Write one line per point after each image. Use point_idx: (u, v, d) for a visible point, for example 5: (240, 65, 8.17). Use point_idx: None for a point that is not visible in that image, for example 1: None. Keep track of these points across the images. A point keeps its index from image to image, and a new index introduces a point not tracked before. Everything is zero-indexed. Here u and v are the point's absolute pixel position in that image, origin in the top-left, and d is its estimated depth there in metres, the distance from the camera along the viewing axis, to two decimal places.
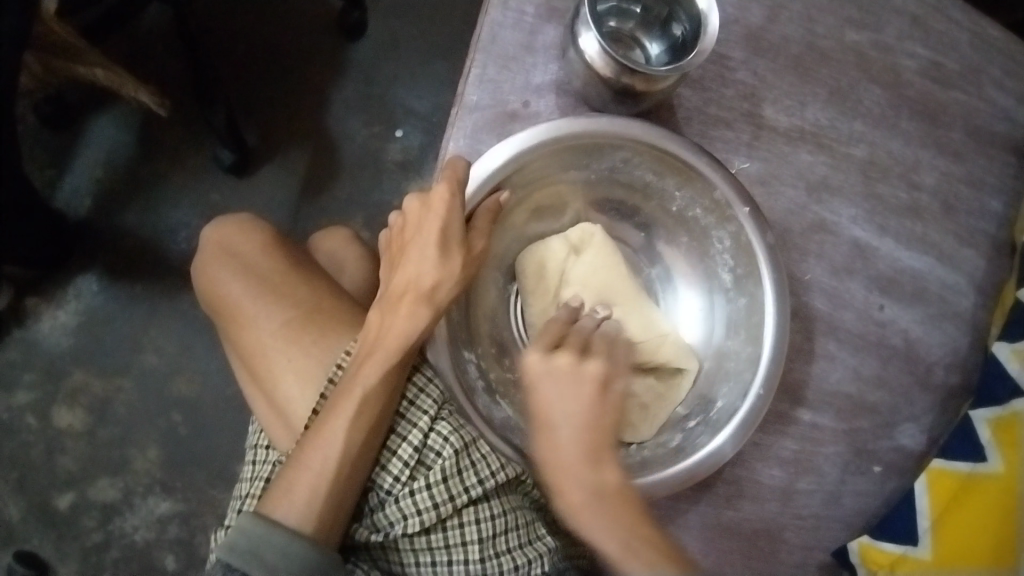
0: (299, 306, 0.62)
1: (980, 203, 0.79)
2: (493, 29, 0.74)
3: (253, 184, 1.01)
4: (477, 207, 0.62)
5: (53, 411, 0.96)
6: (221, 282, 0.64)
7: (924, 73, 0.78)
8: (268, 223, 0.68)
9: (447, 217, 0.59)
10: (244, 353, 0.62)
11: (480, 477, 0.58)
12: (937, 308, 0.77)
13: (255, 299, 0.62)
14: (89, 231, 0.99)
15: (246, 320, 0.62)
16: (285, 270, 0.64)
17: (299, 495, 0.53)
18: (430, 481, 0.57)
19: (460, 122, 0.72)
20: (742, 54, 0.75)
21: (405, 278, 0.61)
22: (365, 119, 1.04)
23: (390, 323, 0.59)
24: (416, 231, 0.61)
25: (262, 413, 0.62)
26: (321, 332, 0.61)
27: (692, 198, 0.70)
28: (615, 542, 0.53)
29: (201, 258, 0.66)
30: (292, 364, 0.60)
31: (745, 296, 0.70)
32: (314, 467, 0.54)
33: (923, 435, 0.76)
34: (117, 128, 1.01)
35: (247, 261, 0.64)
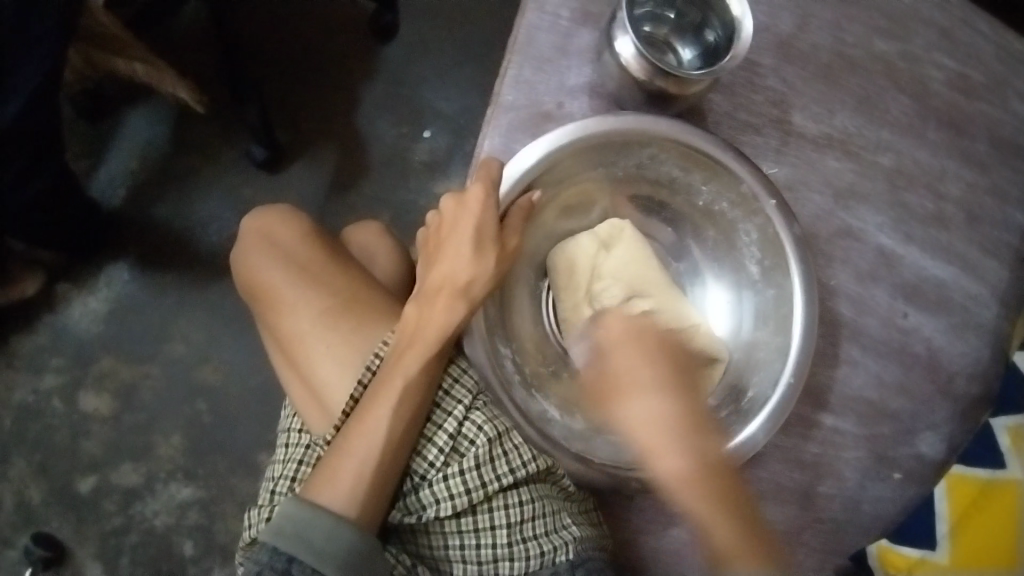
0: (337, 295, 0.63)
1: (1004, 214, 0.79)
2: (529, 32, 0.76)
3: (283, 179, 1.03)
4: (511, 206, 0.63)
5: (80, 395, 0.97)
6: (261, 271, 0.65)
7: (952, 85, 0.79)
8: (306, 214, 0.69)
9: (483, 215, 0.61)
10: (282, 339, 0.63)
11: (511, 466, 0.59)
12: (960, 317, 0.78)
13: (295, 286, 0.64)
14: (123, 220, 1.01)
15: (285, 307, 0.63)
16: (323, 260, 0.66)
17: (341, 481, 0.55)
18: (464, 467, 0.57)
19: (495, 121, 0.74)
20: (772, 61, 0.76)
21: (441, 273, 0.62)
22: (394, 118, 1.06)
23: (427, 316, 0.60)
24: (453, 228, 0.63)
25: (297, 398, 0.63)
26: (359, 321, 0.63)
27: (717, 192, 0.71)
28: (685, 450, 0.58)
29: (241, 248, 0.68)
30: (330, 351, 0.61)
31: (774, 286, 0.71)
32: (355, 454, 0.55)
33: (943, 443, 0.76)
34: (153, 121, 1.03)
35: (287, 251, 0.66)
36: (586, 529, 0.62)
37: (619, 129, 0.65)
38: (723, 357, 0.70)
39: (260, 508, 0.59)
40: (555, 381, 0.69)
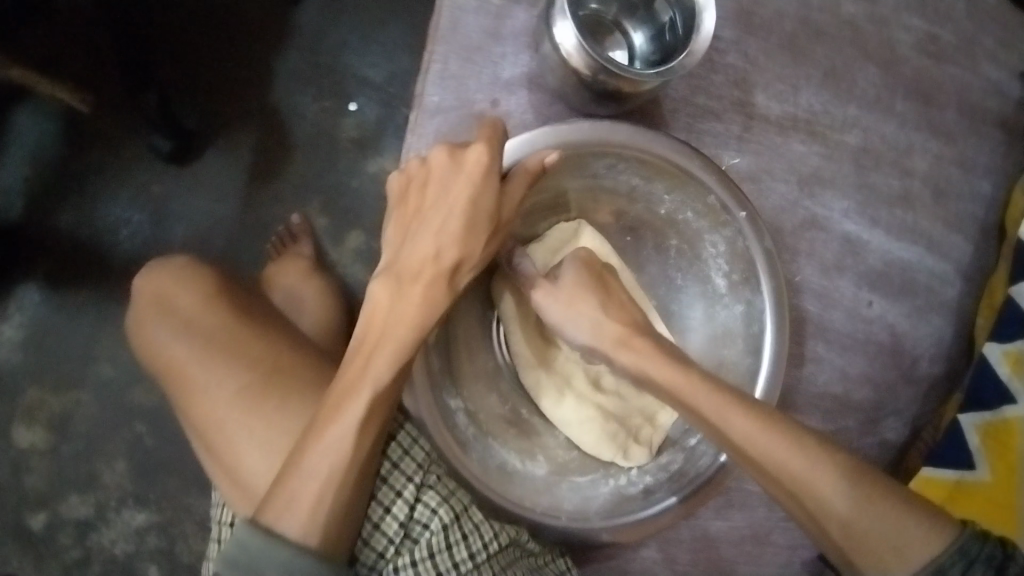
0: (253, 368, 0.60)
1: (968, 185, 0.74)
2: (453, 14, 0.68)
3: (196, 173, 0.93)
4: (518, 165, 0.58)
5: (12, 430, 0.91)
6: (166, 347, 0.62)
7: (919, 48, 0.71)
8: (206, 270, 0.66)
9: (481, 181, 0.56)
10: (198, 425, 0.60)
11: (471, 550, 0.57)
12: (927, 298, 0.74)
13: (204, 364, 0.60)
14: (24, 236, 0.91)
15: (196, 390, 0.60)
16: (232, 328, 0.62)
17: (302, 505, 0.50)
18: (416, 557, 0.56)
19: (420, 127, 0.66)
20: (732, 34, 0.68)
21: (419, 253, 0.56)
22: (316, 92, 0.95)
23: (402, 304, 0.55)
24: (437, 190, 0.56)
25: (222, 486, 0.59)
26: (281, 395, 0.59)
27: (682, 202, 0.64)
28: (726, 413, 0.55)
29: (138, 321, 0.64)
30: (251, 435, 0.58)
31: (743, 303, 0.65)
32: (321, 474, 0.51)
33: (905, 427, 0.74)
34: (43, 118, 0.91)
35: (188, 321, 0.62)
36: None
37: (570, 142, 0.59)
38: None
39: None
40: (514, 424, 0.66)
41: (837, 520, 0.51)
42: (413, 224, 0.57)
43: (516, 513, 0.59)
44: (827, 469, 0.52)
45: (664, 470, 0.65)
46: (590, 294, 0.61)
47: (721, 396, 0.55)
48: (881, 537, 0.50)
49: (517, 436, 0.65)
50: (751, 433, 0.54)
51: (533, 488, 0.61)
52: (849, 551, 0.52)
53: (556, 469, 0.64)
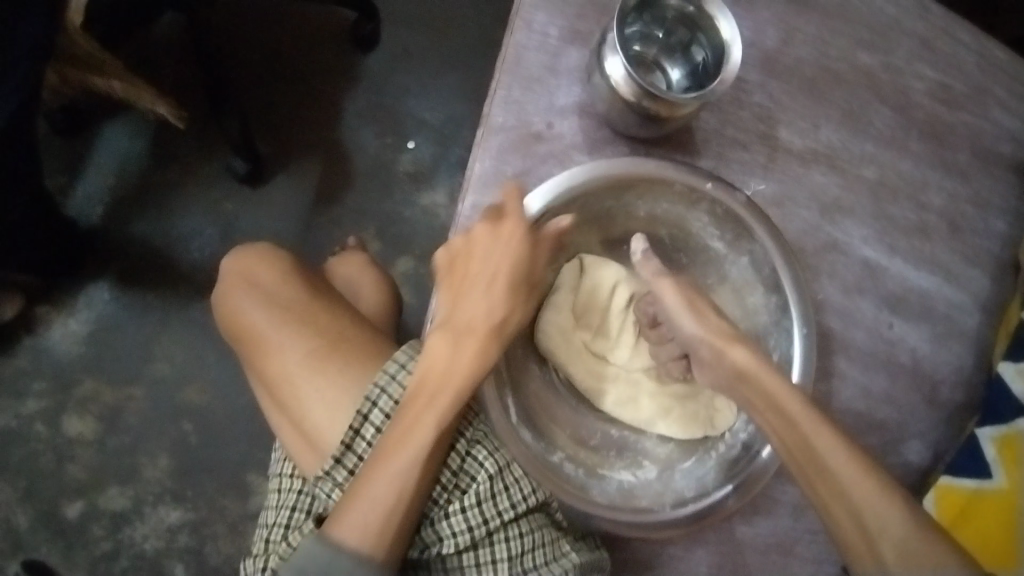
0: (324, 335, 0.66)
1: (985, 223, 0.80)
2: (517, 51, 0.76)
3: (265, 194, 1.02)
4: (544, 231, 0.64)
5: (63, 419, 0.96)
6: (245, 313, 0.69)
7: (932, 96, 0.80)
8: (284, 252, 0.73)
9: (521, 248, 0.63)
10: (272, 383, 0.66)
11: (512, 501, 0.61)
12: (944, 325, 0.79)
13: (279, 329, 0.67)
14: (103, 239, 0.99)
15: (270, 351, 0.67)
16: (306, 300, 0.69)
17: (370, 521, 0.56)
18: (466, 504, 0.60)
19: (485, 143, 0.73)
20: (759, 77, 0.77)
21: (467, 311, 0.62)
22: (378, 130, 1.05)
23: (458, 357, 0.61)
24: (482, 259, 0.63)
25: (287, 439, 0.66)
26: (346, 361, 0.65)
27: (687, 211, 0.73)
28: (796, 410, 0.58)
29: (221, 289, 0.71)
30: (317, 393, 0.64)
31: (745, 254, 0.74)
32: (388, 499, 0.56)
33: (929, 450, 0.78)
34: (131, 136, 1.01)
35: (268, 293, 0.69)
36: (586, 554, 0.65)
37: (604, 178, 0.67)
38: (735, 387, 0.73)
39: (257, 553, 0.63)
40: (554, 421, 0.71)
41: (869, 528, 0.53)
42: (463, 290, 0.63)
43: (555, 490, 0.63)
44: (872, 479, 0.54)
45: (694, 476, 0.71)
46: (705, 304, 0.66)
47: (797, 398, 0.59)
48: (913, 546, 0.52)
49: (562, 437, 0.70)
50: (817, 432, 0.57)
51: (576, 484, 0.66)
52: (882, 559, 0.52)
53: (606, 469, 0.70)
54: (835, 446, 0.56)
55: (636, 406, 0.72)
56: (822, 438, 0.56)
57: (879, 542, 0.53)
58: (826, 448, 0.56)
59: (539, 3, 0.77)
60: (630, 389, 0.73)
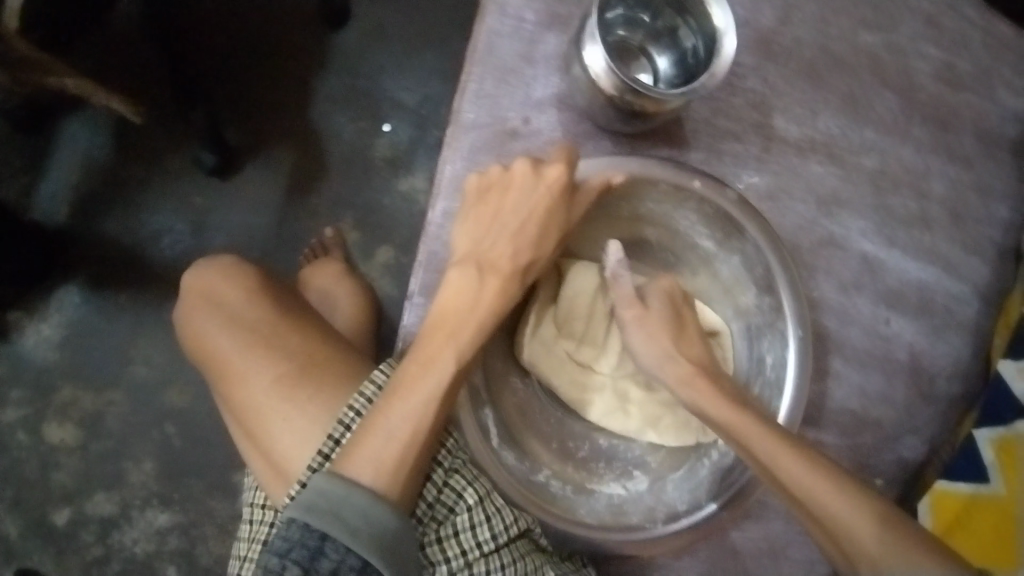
0: (290, 358, 0.62)
1: (988, 210, 0.76)
2: (489, 38, 0.71)
3: (236, 186, 0.98)
4: (586, 183, 0.63)
5: (43, 426, 0.94)
6: (207, 336, 0.65)
7: (937, 76, 0.75)
8: (252, 268, 0.70)
9: (554, 193, 0.62)
10: (238, 411, 0.62)
11: (493, 531, 0.59)
12: (944, 319, 0.75)
13: (245, 354, 0.63)
14: (70, 240, 0.95)
15: (235, 376, 0.63)
16: (274, 319, 0.66)
17: (387, 458, 0.54)
18: (442, 535, 0.58)
19: (457, 142, 0.70)
20: (752, 61, 0.72)
21: (491, 249, 0.61)
22: (352, 113, 1.00)
23: (481, 297, 0.60)
24: (514, 194, 0.62)
25: (257, 468, 0.62)
26: (315, 386, 0.60)
27: (677, 210, 0.68)
28: (764, 444, 0.55)
29: (185, 310, 0.68)
30: (284, 420, 0.60)
31: (735, 252, 0.69)
32: (406, 435, 0.55)
33: (924, 447, 0.76)
34: (92, 130, 0.96)
35: (233, 313, 0.66)
36: None
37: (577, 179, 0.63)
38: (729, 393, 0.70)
39: None
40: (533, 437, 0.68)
41: (846, 544, 0.51)
42: (488, 226, 0.62)
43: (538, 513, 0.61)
44: (863, 512, 0.51)
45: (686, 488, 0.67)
46: (668, 329, 0.65)
47: (772, 437, 0.55)
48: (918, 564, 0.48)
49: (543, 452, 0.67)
50: (806, 482, 0.53)
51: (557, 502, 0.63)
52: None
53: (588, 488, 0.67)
54: (818, 482, 0.53)
55: (624, 416, 0.70)
56: (809, 488, 0.53)
57: (856, 559, 0.51)
58: (812, 493, 0.53)
59: None
60: (619, 397, 0.71)
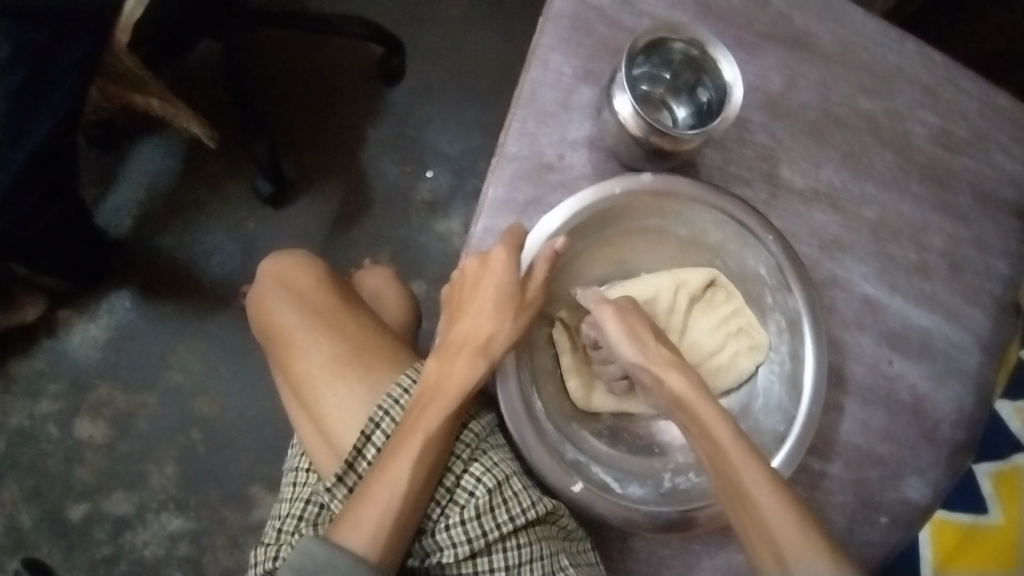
0: (347, 342, 0.70)
1: (986, 265, 0.82)
2: (532, 86, 0.79)
3: (286, 214, 1.06)
4: (534, 263, 0.66)
5: (75, 422, 0.98)
6: (276, 314, 0.73)
7: (934, 140, 0.83)
8: (319, 262, 0.77)
9: (507, 277, 0.65)
10: (296, 384, 0.70)
11: (511, 513, 0.63)
12: (944, 364, 0.80)
13: (309, 332, 0.71)
14: (128, 250, 1.03)
15: (297, 353, 0.71)
16: (337, 306, 0.73)
17: (365, 526, 0.59)
18: (464, 517, 0.63)
19: (499, 171, 0.77)
20: (762, 118, 0.80)
21: (463, 329, 0.66)
22: (398, 159, 1.09)
23: (448, 370, 0.64)
24: (474, 285, 0.67)
25: (305, 438, 0.70)
26: (365, 368, 0.69)
27: (710, 224, 0.72)
28: (725, 426, 0.61)
29: (258, 291, 0.75)
30: (337, 396, 0.68)
31: (761, 265, 0.72)
32: (381, 502, 0.60)
33: (928, 488, 0.78)
34: (161, 154, 1.05)
35: (301, 297, 0.73)
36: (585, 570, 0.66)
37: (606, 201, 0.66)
38: (763, 345, 0.72)
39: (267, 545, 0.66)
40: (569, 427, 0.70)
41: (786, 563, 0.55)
42: (463, 314, 0.67)
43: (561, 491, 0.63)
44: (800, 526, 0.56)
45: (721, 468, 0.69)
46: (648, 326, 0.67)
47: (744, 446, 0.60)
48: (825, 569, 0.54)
49: (590, 444, 0.69)
50: (760, 484, 0.58)
51: (600, 485, 0.65)
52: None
53: (636, 475, 0.69)
54: (771, 497, 0.57)
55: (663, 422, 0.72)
56: (760, 493, 0.57)
57: (794, 565, 0.54)
58: (761, 501, 0.57)
59: (554, 44, 0.80)
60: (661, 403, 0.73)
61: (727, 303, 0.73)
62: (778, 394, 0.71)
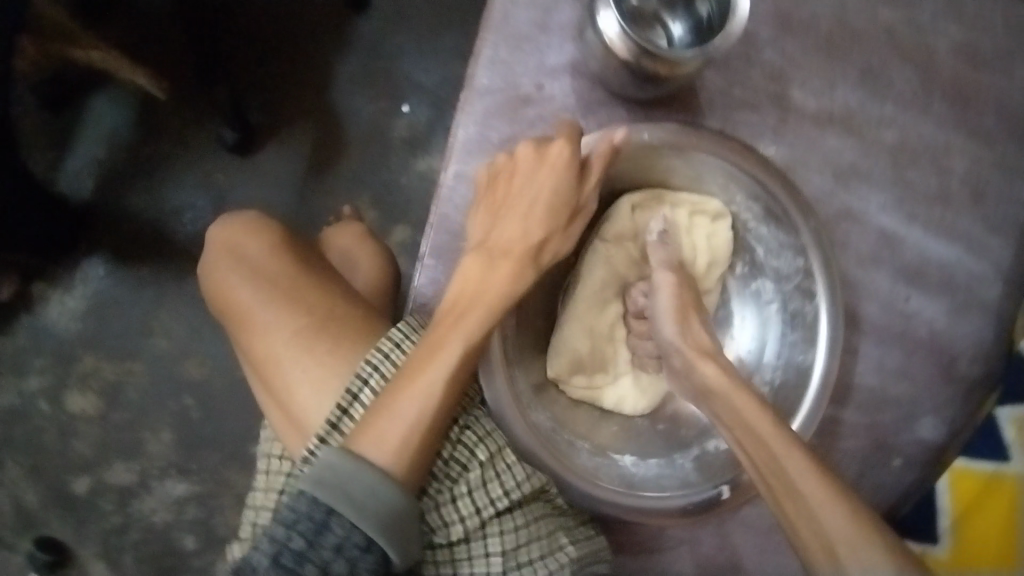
0: (311, 313, 0.65)
1: (1011, 190, 0.75)
2: (505, 6, 0.71)
3: (258, 161, 0.99)
4: (593, 152, 0.62)
5: (66, 396, 0.96)
6: (229, 286, 0.68)
7: (957, 54, 0.74)
8: (274, 225, 0.72)
9: (565, 171, 0.61)
10: (257, 360, 0.66)
11: (505, 488, 0.60)
12: (964, 298, 0.74)
13: (266, 306, 0.66)
14: (95, 214, 0.97)
15: (258, 326, 0.66)
16: (294, 275, 0.68)
17: (390, 437, 0.55)
18: (456, 493, 0.59)
19: (469, 107, 0.70)
20: (771, 33, 0.72)
21: (507, 230, 0.61)
22: (372, 92, 1.01)
23: (490, 278, 0.60)
24: (524, 179, 0.61)
25: (274, 418, 0.66)
26: (334, 340, 0.64)
27: (662, 155, 0.67)
28: (737, 391, 0.58)
29: (207, 263, 0.70)
30: (306, 372, 0.63)
31: (742, 196, 0.69)
32: (411, 414, 0.56)
33: (944, 427, 0.74)
34: (115, 108, 0.98)
35: (256, 266, 0.68)
36: (584, 547, 0.63)
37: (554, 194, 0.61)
38: (725, 212, 0.70)
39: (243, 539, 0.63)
40: (572, 411, 0.69)
41: (829, 544, 0.49)
42: (502, 210, 0.62)
43: (559, 473, 0.62)
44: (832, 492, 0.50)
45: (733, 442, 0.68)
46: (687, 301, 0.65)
47: (756, 402, 0.56)
48: (873, 544, 0.48)
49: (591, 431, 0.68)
50: (773, 437, 0.54)
51: (605, 471, 0.64)
52: (840, 556, 0.48)
53: (663, 452, 0.68)
54: (791, 448, 0.53)
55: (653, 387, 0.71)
56: (771, 447, 0.54)
57: (840, 553, 0.48)
58: (785, 455, 0.53)
59: None
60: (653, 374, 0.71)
61: (666, 205, 0.69)
62: (793, 341, 0.69)
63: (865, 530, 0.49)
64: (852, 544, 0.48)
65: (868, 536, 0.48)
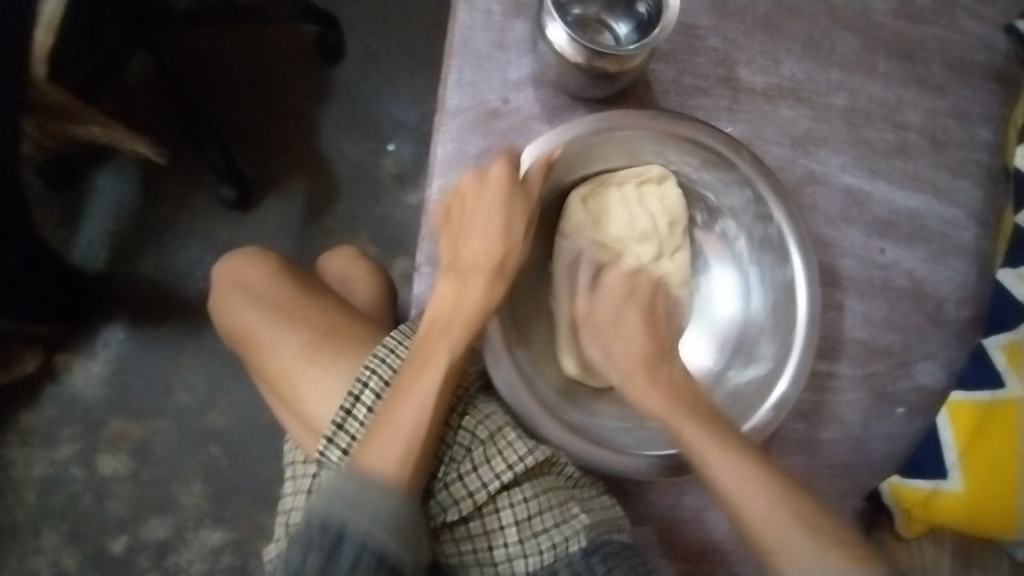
0: (312, 327, 0.69)
1: (969, 134, 0.79)
2: (463, 33, 0.75)
3: (257, 215, 1.04)
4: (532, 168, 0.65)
5: (97, 458, 0.99)
6: (235, 313, 0.72)
7: (895, 13, 0.79)
8: (272, 254, 0.76)
9: (510, 189, 0.65)
10: (268, 376, 0.69)
11: (508, 462, 0.61)
12: (940, 243, 0.77)
13: (270, 326, 0.70)
14: (111, 282, 1.02)
15: (265, 344, 0.69)
16: (293, 297, 0.72)
17: (387, 454, 0.58)
18: (462, 472, 0.62)
19: (444, 127, 0.73)
20: (710, 22, 0.76)
21: (468, 250, 0.65)
22: (357, 136, 1.07)
23: (461, 297, 0.64)
24: (473, 203, 0.65)
25: (292, 428, 0.69)
26: (337, 347, 0.67)
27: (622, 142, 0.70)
28: (675, 405, 0.62)
29: (215, 296, 0.75)
30: (313, 380, 0.66)
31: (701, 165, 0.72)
32: (405, 429, 0.58)
33: (943, 369, 0.76)
34: (121, 181, 1.04)
35: (258, 293, 0.73)
36: (598, 514, 0.64)
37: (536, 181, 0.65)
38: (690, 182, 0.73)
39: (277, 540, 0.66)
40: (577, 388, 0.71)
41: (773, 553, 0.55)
42: (463, 234, 0.66)
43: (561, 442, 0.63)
44: (774, 504, 0.56)
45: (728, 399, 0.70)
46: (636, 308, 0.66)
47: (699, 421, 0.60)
48: (808, 556, 0.54)
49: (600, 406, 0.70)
50: (722, 458, 0.58)
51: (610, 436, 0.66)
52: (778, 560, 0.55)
53: None
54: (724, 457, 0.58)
55: None
56: (712, 457, 0.59)
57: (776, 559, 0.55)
58: (719, 463, 0.58)
59: None
60: None
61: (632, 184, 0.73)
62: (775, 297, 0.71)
63: (807, 534, 0.55)
64: (789, 551, 0.54)
65: (808, 538, 0.54)
